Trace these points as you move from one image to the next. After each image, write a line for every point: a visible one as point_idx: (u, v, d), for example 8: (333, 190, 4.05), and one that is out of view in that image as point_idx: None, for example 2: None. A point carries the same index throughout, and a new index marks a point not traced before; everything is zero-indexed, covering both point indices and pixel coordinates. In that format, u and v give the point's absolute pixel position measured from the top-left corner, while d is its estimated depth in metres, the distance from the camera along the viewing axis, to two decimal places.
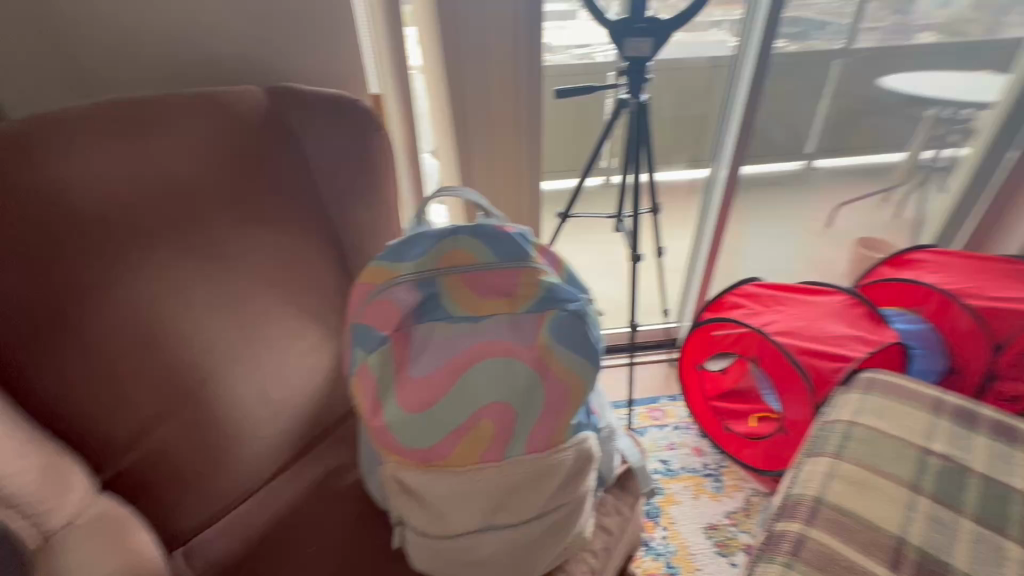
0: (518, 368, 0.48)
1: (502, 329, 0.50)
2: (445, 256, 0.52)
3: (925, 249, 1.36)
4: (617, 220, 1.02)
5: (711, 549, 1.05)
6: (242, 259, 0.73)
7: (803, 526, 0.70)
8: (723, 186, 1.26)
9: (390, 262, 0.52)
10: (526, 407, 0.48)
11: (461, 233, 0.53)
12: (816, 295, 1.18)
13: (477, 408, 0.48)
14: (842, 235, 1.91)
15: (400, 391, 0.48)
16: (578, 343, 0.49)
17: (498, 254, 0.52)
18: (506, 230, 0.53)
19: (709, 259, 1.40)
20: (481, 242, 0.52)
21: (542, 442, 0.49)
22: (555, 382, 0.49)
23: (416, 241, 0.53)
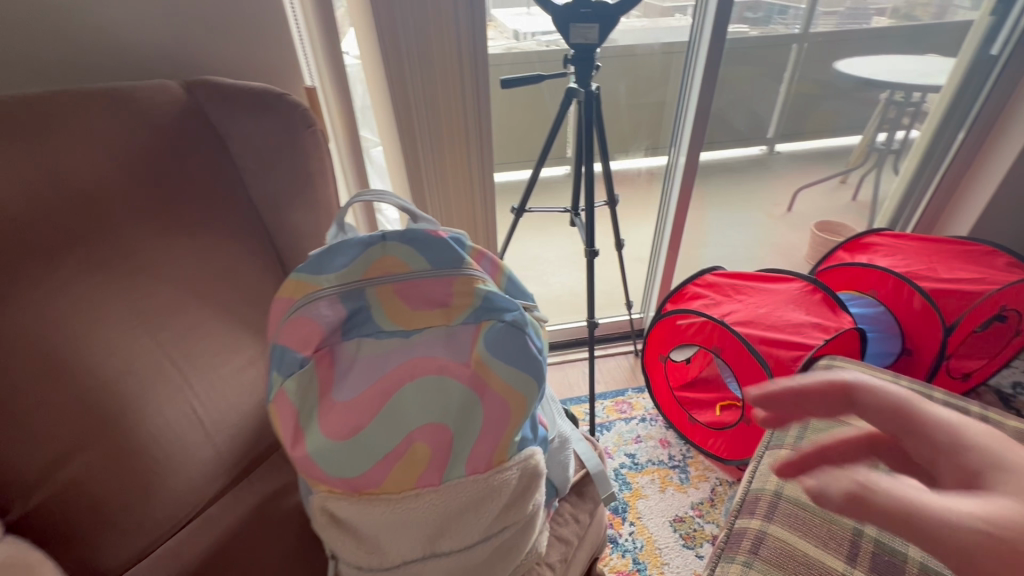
0: (454, 387, 0.45)
1: (436, 346, 0.46)
2: (372, 265, 0.48)
3: (878, 233, 1.38)
4: (573, 214, 0.99)
5: (678, 542, 1.05)
6: (166, 270, 0.68)
7: (762, 523, 0.70)
8: (682, 175, 1.24)
9: (311, 274, 0.47)
10: (464, 426, 0.45)
11: (390, 241, 0.48)
12: (775, 283, 1.18)
13: (410, 430, 0.44)
14: (803, 219, 2.00)
15: (324, 417, 0.44)
16: (517, 357, 0.46)
17: (431, 261, 0.48)
18: (440, 235, 0.49)
19: (670, 248, 1.39)
20: (412, 249, 0.48)
21: (483, 460, 0.46)
22: (493, 398, 0.45)
23: (339, 249, 0.48)
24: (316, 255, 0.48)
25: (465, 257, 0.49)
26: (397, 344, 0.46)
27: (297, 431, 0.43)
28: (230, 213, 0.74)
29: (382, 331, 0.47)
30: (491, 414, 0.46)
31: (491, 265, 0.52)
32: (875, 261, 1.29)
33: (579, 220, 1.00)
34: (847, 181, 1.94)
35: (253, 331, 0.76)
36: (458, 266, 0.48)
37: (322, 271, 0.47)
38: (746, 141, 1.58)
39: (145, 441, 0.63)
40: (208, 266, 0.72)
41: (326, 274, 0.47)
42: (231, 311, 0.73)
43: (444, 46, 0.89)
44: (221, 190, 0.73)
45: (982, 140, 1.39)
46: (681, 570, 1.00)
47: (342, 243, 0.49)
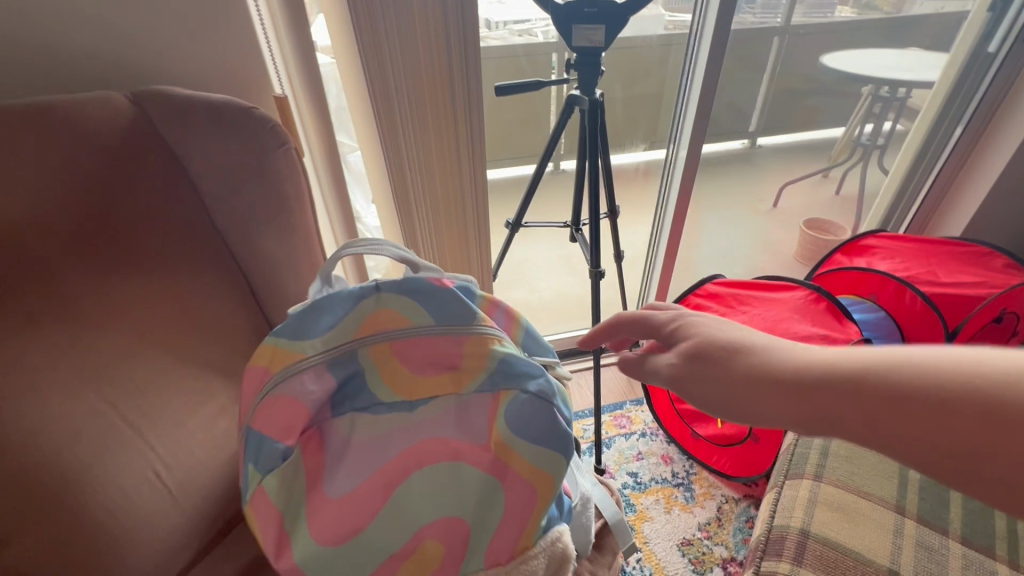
0: (470, 470, 0.39)
1: (444, 421, 0.41)
2: (365, 325, 0.43)
3: (875, 234, 1.36)
4: (573, 229, 0.91)
5: (687, 567, 1.00)
6: (123, 315, 0.59)
7: (792, 566, 0.65)
8: (684, 170, 1.18)
9: (291, 338, 0.43)
10: (482, 516, 0.39)
11: (382, 295, 0.43)
12: (778, 292, 1.13)
13: (420, 525, 0.38)
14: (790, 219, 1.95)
15: (314, 517, 0.38)
16: (542, 431, 0.40)
17: (432, 318, 0.42)
18: (442, 284, 0.43)
19: (668, 254, 1.33)
20: (409, 304, 0.43)
21: (505, 551, 0.39)
22: (517, 482, 0.39)
23: (324, 307, 0.44)
24: (296, 313, 0.44)
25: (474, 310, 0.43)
26: (396, 419, 0.42)
27: (280, 536, 0.37)
28: (195, 245, 0.65)
29: (377, 401, 0.43)
30: (515, 500, 0.39)
31: (502, 315, 0.47)
32: (874, 265, 1.26)
33: (580, 235, 0.93)
34: (831, 176, 1.92)
35: (225, 377, 0.67)
36: (463, 322, 0.42)
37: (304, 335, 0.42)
38: (728, 135, 1.52)
39: (99, 520, 0.52)
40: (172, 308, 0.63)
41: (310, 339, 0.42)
42: (199, 356, 0.65)
43: (433, 46, 0.81)
44: (183, 219, 0.64)
45: (975, 139, 1.38)
46: None
47: (326, 299, 0.44)
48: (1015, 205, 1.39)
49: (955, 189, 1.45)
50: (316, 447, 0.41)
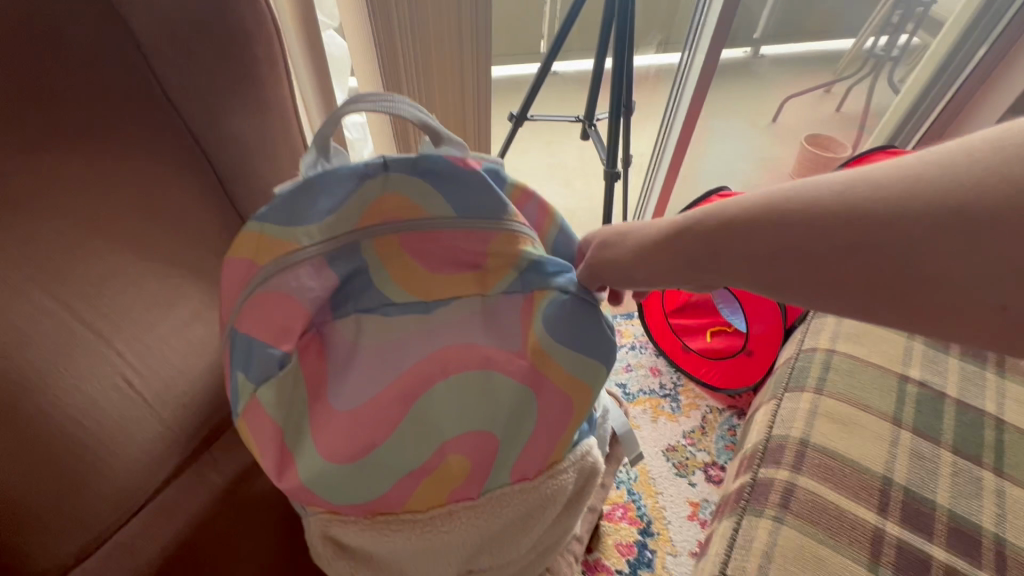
0: (504, 381, 0.38)
1: (475, 326, 0.39)
2: (371, 211, 0.37)
3: (885, 149, 1.30)
4: (586, 125, 0.83)
5: (670, 471, 1.04)
6: (71, 197, 0.49)
7: (790, 474, 0.66)
8: (699, 76, 1.09)
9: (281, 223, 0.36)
10: (512, 429, 0.39)
11: (392, 176, 0.37)
12: None
13: (450, 438, 0.37)
14: (790, 133, 1.85)
15: (320, 433, 0.36)
16: (577, 336, 0.40)
17: (453, 209, 0.38)
18: (467, 168, 0.38)
19: (673, 164, 1.26)
20: (426, 190, 0.37)
21: (534, 466, 0.40)
22: (553, 394, 0.39)
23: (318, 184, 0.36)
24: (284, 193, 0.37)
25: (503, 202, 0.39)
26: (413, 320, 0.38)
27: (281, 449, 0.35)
28: (150, 113, 0.55)
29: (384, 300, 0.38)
30: (552, 411, 0.40)
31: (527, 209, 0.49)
32: None
33: (593, 131, 0.84)
34: (832, 92, 1.82)
35: (199, 276, 0.59)
36: (489, 217, 0.38)
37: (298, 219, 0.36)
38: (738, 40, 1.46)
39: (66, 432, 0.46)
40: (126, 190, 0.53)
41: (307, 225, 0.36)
42: (167, 250, 0.57)
43: None
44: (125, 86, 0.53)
45: (1000, 57, 1.30)
46: (675, 499, 1.00)
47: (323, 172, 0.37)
48: None
49: (965, 109, 1.40)
50: (317, 352, 0.37)
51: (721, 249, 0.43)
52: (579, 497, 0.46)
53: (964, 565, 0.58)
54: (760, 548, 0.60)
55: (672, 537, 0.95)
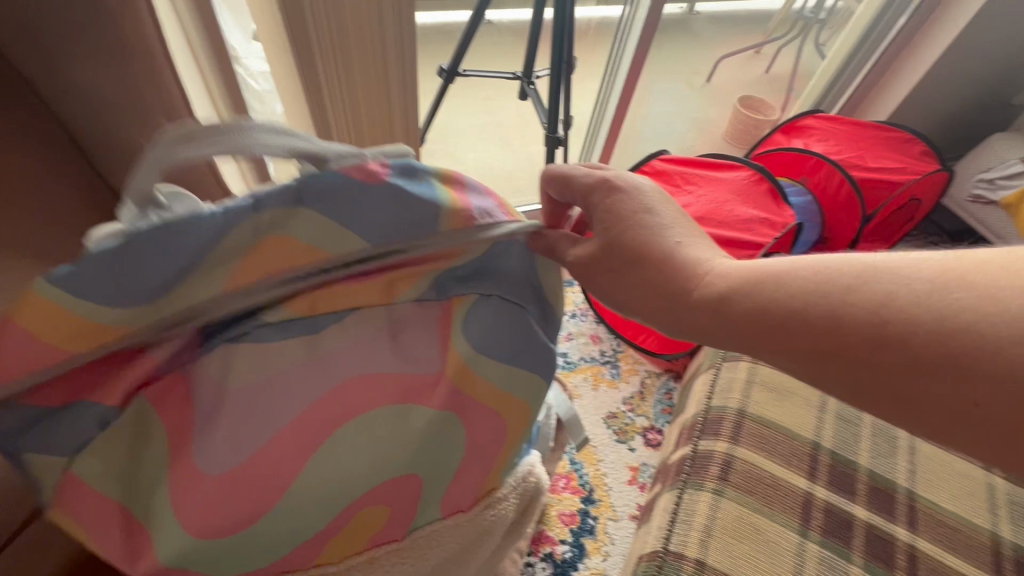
0: (424, 415, 0.43)
1: (389, 362, 0.42)
2: (255, 252, 0.35)
3: (814, 114, 1.33)
4: (525, 83, 0.75)
5: (611, 437, 1.06)
6: None
7: (729, 446, 0.66)
8: (641, 30, 1.03)
9: (116, 300, 0.32)
10: (438, 468, 0.45)
11: (265, 213, 0.34)
12: (722, 171, 1.06)
13: (370, 488, 0.42)
14: (723, 92, 1.84)
15: (182, 515, 0.38)
16: (501, 339, 0.45)
17: (361, 235, 0.37)
18: (371, 179, 0.36)
19: (614, 125, 1.20)
20: (316, 220, 0.35)
21: (467, 493, 0.48)
22: (490, 412, 0.46)
23: (151, 251, 0.32)
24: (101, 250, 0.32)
25: (425, 196, 0.37)
26: (300, 345, 0.41)
27: (121, 517, 0.38)
28: None
29: (262, 322, 0.41)
30: (481, 432, 0.46)
31: (479, 198, 0.41)
32: (811, 147, 1.25)
33: (531, 91, 0.77)
34: (763, 52, 1.83)
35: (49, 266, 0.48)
36: (409, 234, 0.38)
37: (134, 283, 0.33)
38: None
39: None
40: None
41: (139, 294, 0.33)
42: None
43: None
44: None
45: (918, 27, 1.34)
46: (616, 465, 1.02)
47: (156, 234, 0.31)
48: (941, 88, 1.41)
49: (885, 76, 1.45)
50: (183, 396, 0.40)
51: (767, 334, 0.40)
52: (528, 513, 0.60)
53: (882, 521, 0.62)
54: (701, 523, 0.60)
55: (613, 503, 0.97)
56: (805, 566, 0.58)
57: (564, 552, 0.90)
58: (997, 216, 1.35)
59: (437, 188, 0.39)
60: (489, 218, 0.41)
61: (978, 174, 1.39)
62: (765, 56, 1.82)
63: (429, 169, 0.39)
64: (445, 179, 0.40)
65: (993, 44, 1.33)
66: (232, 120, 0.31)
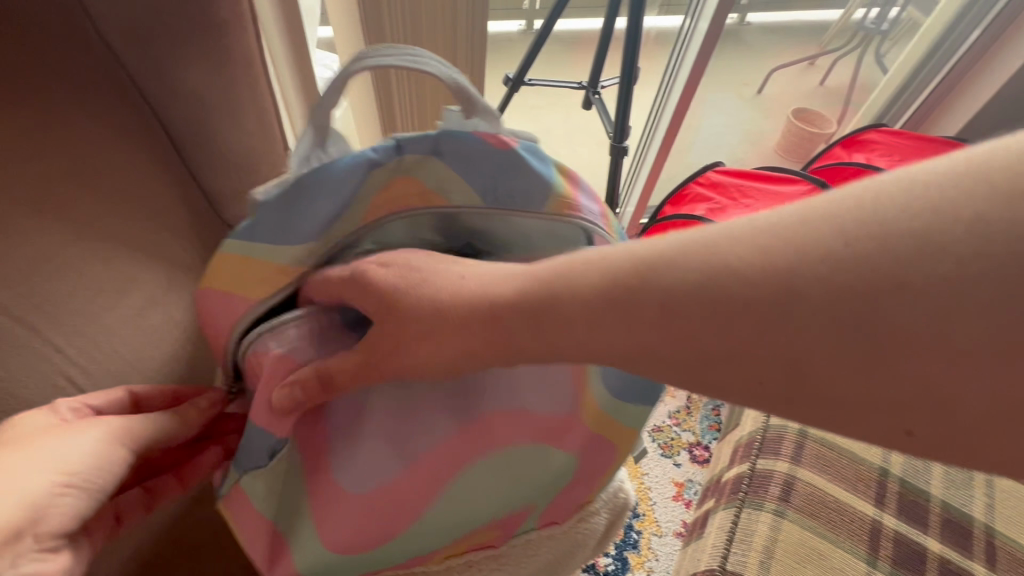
0: (557, 454, 0.49)
1: (528, 403, 0.48)
2: (386, 191, 0.42)
3: (877, 128, 1.29)
4: (590, 93, 0.76)
5: (656, 451, 1.04)
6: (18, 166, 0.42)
7: (790, 466, 0.64)
8: (702, 42, 1.02)
9: (290, 241, 0.41)
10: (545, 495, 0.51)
11: (406, 158, 0.41)
12: (781, 185, 1.04)
13: (495, 510, 0.48)
14: (775, 104, 1.80)
15: (323, 530, 0.43)
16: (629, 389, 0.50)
17: (479, 194, 0.42)
18: (501, 145, 0.41)
19: (667, 136, 1.19)
20: (442, 169, 0.41)
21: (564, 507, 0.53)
22: (608, 449, 0.52)
23: (317, 188, 0.40)
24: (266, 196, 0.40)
25: (544, 175, 0.42)
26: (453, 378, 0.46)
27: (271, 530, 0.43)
28: (81, 54, 0.45)
29: None
30: (598, 462, 0.52)
31: (589, 196, 0.45)
32: (874, 162, 1.20)
33: (595, 100, 0.77)
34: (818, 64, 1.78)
35: (155, 262, 0.52)
36: (522, 206, 0.43)
37: (304, 220, 0.41)
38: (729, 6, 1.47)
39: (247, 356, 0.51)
40: (52, 147, 0.43)
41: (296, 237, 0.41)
42: (130, 235, 0.49)
43: None
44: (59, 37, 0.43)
45: (992, 41, 1.29)
46: (661, 479, 1.00)
47: (319, 175, 0.40)
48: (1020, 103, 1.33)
49: (954, 91, 1.39)
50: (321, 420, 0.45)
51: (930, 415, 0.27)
52: (610, 534, 0.60)
53: (957, 556, 0.59)
54: (761, 543, 0.59)
55: (658, 519, 0.95)
56: None
57: (607, 565, 0.89)
58: None
59: (554, 173, 0.43)
60: (596, 216, 0.45)
61: None
62: (821, 67, 1.77)
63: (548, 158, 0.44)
64: (562, 172, 0.44)
65: None
66: (409, 47, 0.38)
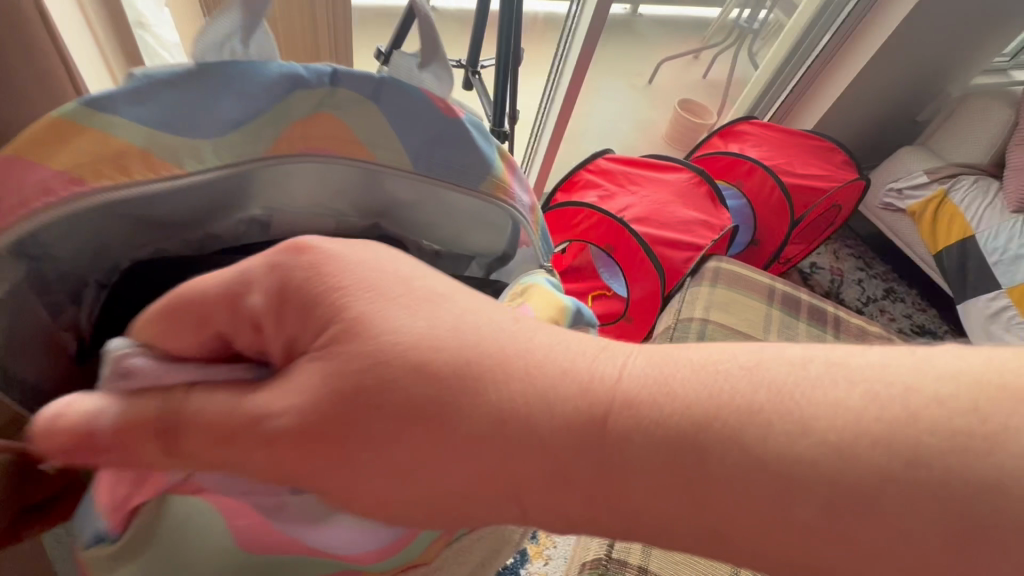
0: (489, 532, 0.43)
1: None
2: (293, 127, 0.38)
3: (748, 120, 1.38)
4: (470, 72, 0.71)
5: None
6: None
7: None
8: (588, 27, 1.02)
9: (179, 130, 0.34)
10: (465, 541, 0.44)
11: (338, 92, 0.38)
12: (665, 172, 1.07)
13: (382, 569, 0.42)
14: (663, 95, 1.88)
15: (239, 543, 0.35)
16: None
17: (409, 154, 0.41)
18: (450, 112, 0.41)
19: (559, 121, 1.19)
20: (377, 117, 0.39)
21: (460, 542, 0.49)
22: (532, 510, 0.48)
23: (225, 84, 0.35)
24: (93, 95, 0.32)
25: (486, 156, 0.43)
26: None
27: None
28: None
29: None
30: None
31: (525, 187, 0.46)
32: (745, 152, 1.29)
33: (477, 80, 0.73)
34: (700, 58, 1.89)
35: None
36: (454, 178, 0.42)
37: (200, 121, 0.34)
38: None
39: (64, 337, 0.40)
40: None
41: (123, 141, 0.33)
42: None
43: None
44: None
45: (839, 45, 1.44)
46: None
47: (237, 70, 0.35)
48: (860, 101, 1.51)
49: (811, 88, 1.53)
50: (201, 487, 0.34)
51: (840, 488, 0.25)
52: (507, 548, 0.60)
53: None
54: None
55: None
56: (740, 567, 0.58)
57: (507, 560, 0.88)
58: (905, 225, 1.47)
59: (496, 157, 0.44)
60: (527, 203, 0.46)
61: (889, 184, 1.51)
62: (702, 61, 1.88)
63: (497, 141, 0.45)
64: (502, 157, 0.45)
65: (902, 65, 1.44)
66: None
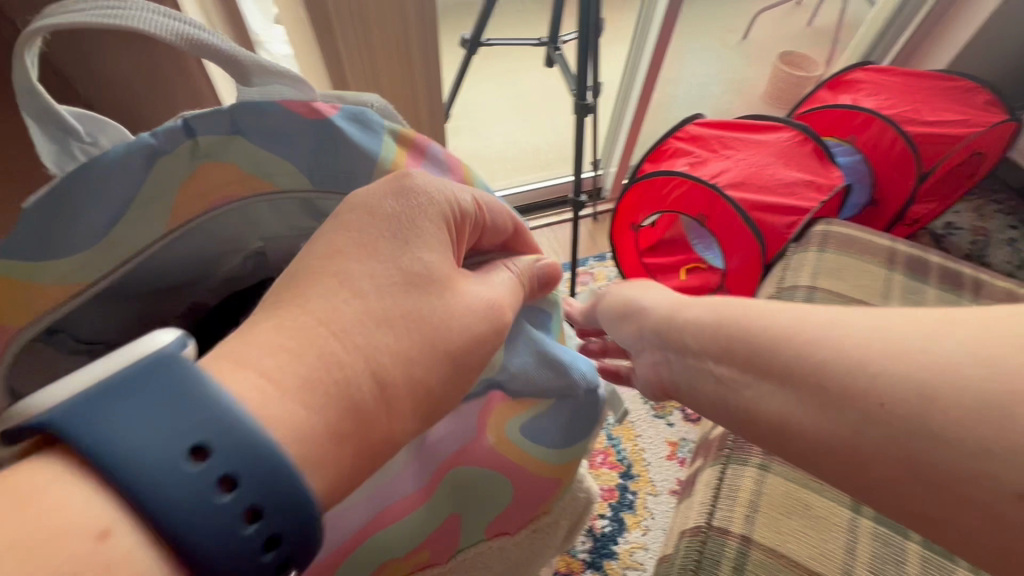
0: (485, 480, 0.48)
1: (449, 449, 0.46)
2: (201, 184, 0.41)
3: (862, 66, 1.23)
4: (552, 48, 0.72)
5: (649, 413, 1.04)
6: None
7: None
8: None
9: (52, 252, 0.36)
10: (478, 510, 0.50)
11: (200, 140, 0.39)
12: (762, 132, 1.00)
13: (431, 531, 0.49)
14: (761, 50, 1.73)
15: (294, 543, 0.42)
16: (560, 428, 0.48)
17: (304, 173, 0.43)
18: (308, 115, 0.41)
19: (645, 90, 1.15)
20: (250, 149, 0.40)
21: (515, 523, 0.53)
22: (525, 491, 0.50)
23: (86, 192, 0.36)
24: (36, 206, 0.35)
25: (366, 145, 0.43)
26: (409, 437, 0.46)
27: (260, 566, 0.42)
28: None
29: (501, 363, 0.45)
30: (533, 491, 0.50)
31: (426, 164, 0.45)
32: (860, 102, 1.16)
33: (559, 56, 0.73)
34: (805, 3, 1.70)
35: None
36: (339, 181, 0.43)
37: (70, 236, 0.36)
38: None
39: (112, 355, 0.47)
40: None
41: (85, 240, 0.37)
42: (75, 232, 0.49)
43: None
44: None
45: None
46: (654, 440, 1.00)
47: (83, 173, 0.36)
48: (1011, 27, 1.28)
49: (944, 20, 1.33)
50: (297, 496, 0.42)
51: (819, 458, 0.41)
52: (578, 526, 0.61)
53: None
54: (745, 497, 0.58)
55: (652, 478, 0.96)
56: (858, 543, 0.55)
57: (604, 527, 0.90)
58: None
59: (384, 143, 0.44)
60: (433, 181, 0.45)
61: None
62: (807, 7, 1.69)
63: (383, 127, 0.44)
64: (397, 141, 0.45)
65: None
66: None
